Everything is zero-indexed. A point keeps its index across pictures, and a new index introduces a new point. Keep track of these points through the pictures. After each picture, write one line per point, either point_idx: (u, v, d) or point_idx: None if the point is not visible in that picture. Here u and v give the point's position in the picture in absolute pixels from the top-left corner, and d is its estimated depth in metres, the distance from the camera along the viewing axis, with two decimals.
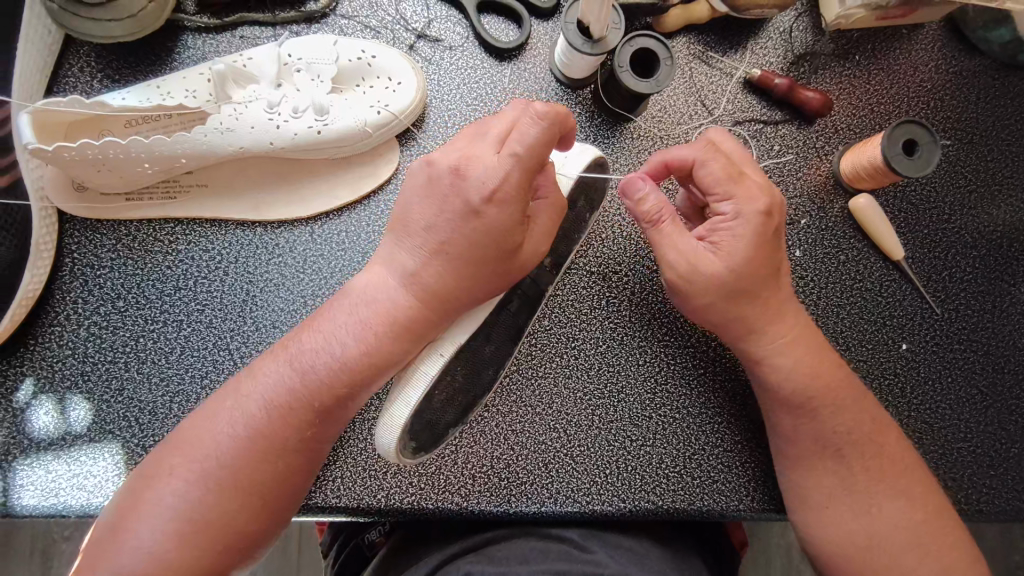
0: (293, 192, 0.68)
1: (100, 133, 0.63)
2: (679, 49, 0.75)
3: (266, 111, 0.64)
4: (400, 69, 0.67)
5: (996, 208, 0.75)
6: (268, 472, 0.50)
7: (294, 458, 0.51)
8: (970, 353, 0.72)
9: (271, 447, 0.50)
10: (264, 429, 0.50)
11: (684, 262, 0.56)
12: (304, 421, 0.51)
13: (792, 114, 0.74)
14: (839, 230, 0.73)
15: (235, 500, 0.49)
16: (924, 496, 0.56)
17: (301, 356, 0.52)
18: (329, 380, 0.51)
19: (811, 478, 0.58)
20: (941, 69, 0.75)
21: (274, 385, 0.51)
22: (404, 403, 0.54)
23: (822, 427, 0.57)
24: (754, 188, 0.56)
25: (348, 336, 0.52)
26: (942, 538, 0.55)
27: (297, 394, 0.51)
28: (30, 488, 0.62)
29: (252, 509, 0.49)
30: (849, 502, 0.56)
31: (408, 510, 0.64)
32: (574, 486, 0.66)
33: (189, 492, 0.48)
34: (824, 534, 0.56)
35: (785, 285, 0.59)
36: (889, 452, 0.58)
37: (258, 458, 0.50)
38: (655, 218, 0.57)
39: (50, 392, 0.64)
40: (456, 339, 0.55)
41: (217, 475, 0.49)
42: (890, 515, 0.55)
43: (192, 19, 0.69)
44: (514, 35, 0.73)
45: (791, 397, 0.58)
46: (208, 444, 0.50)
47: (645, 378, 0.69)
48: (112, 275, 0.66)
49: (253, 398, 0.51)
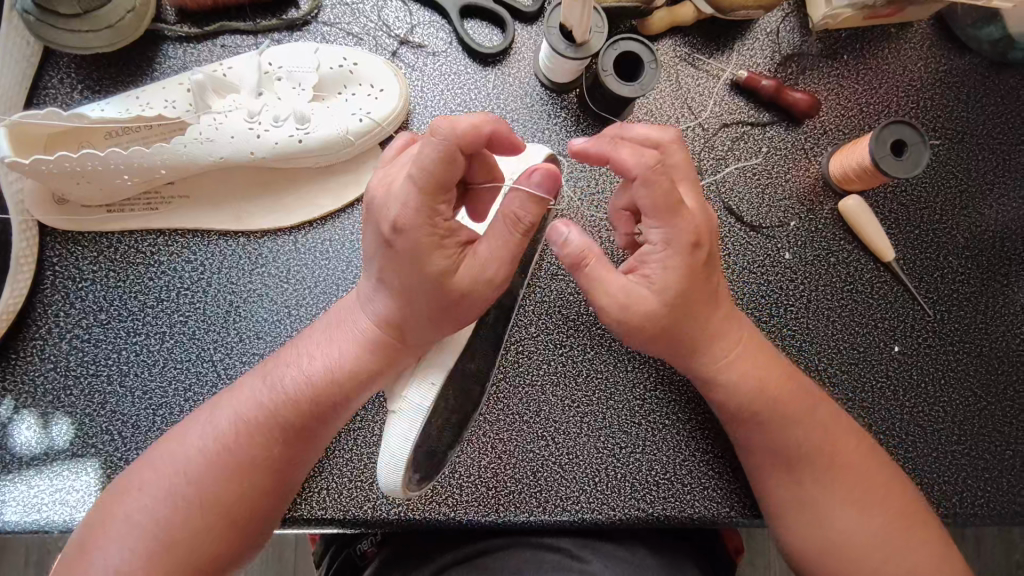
0: (277, 200, 0.68)
1: (80, 145, 0.62)
2: (664, 52, 0.74)
3: (247, 120, 0.63)
4: (383, 76, 0.67)
5: (988, 207, 0.74)
6: (235, 490, 0.49)
7: (263, 478, 0.50)
8: (963, 355, 0.71)
9: (241, 464, 0.50)
10: (233, 446, 0.50)
11: (627, 298, 0.51)
12: (278, 439, 0.51)
13: (780, 116, 0.74)
14: (829, 232, 0.72)
15: (205, 520, 0.48)
16: (907, 508, 0.55)
17: (276, 374, 0.53)
18: (299, 396, 0.51)
19: (772, 485, 0.58)
20: (930, 68, 0.75)
21: (247, 401, 0.52)
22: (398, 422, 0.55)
23: (792, 450, 0.56)
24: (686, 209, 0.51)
25: (322, 356, 0.53)
26: (928, 549, 0.54)
27: (272, 412, 0.51)
28: (12, 504, 0.61)
29: (227, 526, 0.49)
30: (818, 510, 0.55)
31: (395, 521, 0.64)
32: (563, 495, 0.65)
33: (158, 509, 0.48)
34: (793, 539, 0.56)
35: (716, 312, 0.55)
36: (871, 475, 0.56)
37: (229, 471, 0.49)
38: (579, 262, 0.52)
39: (31, 407, 0.63)
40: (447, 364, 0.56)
41: (187, 494, 0.49)
42: (862, 523, 0.54)
43: (173, 28, 0.69)
44: (498, 41, 0.72)
45: (746, 417, 0.57)
46: (179, 459, 0.50)
47: (634, 384, 0.68)
48: (94, 288, 0.66)
49: (228, 409, 0.52)
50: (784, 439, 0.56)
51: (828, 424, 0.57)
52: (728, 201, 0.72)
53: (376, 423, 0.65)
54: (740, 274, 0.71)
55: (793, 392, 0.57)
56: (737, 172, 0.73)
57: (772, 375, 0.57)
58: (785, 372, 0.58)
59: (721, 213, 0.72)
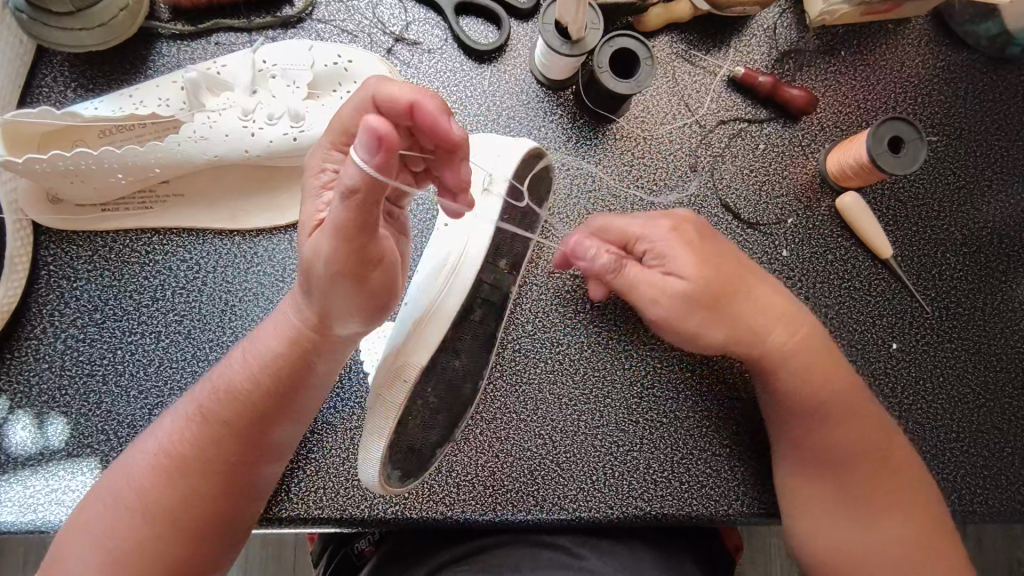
0: (272, 198, 0.68)
1: (72, 144, 0.62)
2: (661, 48, 0.74)
3: (241, 118, 0.63)
4: (377, 74, 0.66)
5: (987, 204, 0.74)
6: (174, 492, 0.51)
7: (201, 478, 0.51)
8: (961, 352, 0.71)
9: (180, 466, 0.51)
10: (172, 450, 0.51)
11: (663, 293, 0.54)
12: (212, 439, 0.52)
13: (777, 113, 0.73)
14: (827, 229, 0.72)
15: (154, 527, 0.50)
16: (931, 518, 0.57)
17: (213, 376, 0.54)
18: (228, 396, 0.52)
19: (809, 488, 0.58)
20: (928, 64, 0.74)
21: (184, 407, 0.53)
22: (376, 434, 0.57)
23: (839, 450, 0.57)
24: (668, 239, 0.55)
25: (245, 352, 0.53)
26: (952, 562, 0.55)
27: (206, 413, 0.52)
28: (8, 505, 0.61)
29: (177, 530, 0.50)
30: (854, 517, 0.56)
31: (392, 520, 0.63)
32: (561, 493, 0.65)
33: (105, 516, 0.50)
34: (821, 541, 0.57)
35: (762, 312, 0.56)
36: (903, 484, 0.57)
37: (170, 474, 0.51)
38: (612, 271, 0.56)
39: (27, 407, 0.63)
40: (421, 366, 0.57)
41: (129, 501, 0.50)
42: (891, 528, 0.55)
43: (166, 26, 0.68)
44: (494, 37, 0.72)
45: (804, 410, 0.57)
46: (127, 467, 0.52)
47: (632, 382, 0.68)
48: (89, 287, 0.65)
49: (170, 415, 0.54)
50: (832, 438, 0.57)
51: (878, 426, 0.58)
52: (726, 198, 0.72)
53: None
54: None
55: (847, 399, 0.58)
56: (734, 169, 0.72)
57: (828, 371, 0.57)
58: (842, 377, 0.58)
59: (718, 210, 0.71)
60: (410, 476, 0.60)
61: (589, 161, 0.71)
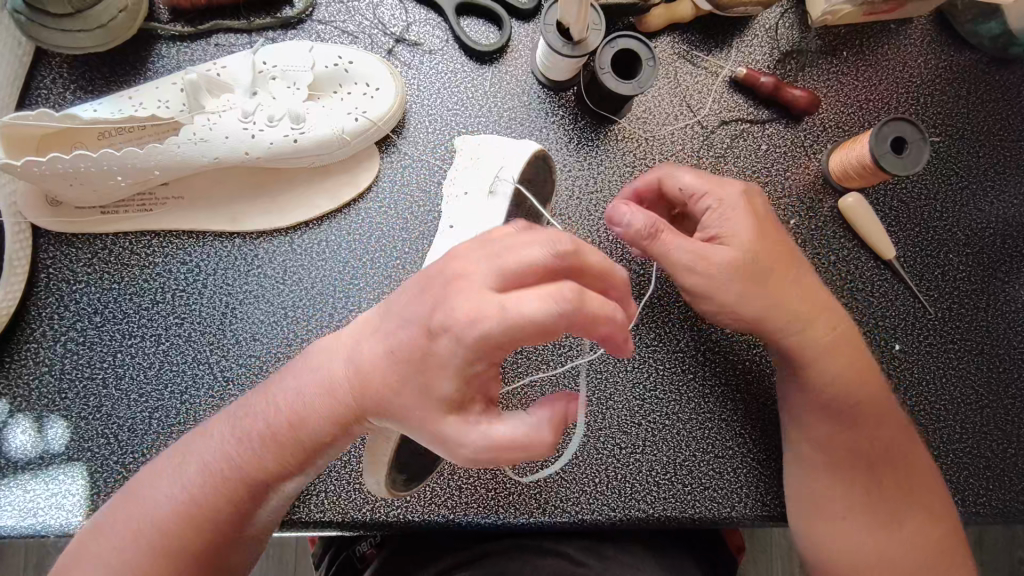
0: (272, 200, 0.67)
1: (72, 146, 0.62)
2: (663, 49, 0.73)
3: (241, 120, 0.62)
4: (378, 75, 0.66)
5: (989, 204, 0.73)
6: (204, 536, 0.49)
7: (232, 520, 0.50)
8: (964, 353, 0.71)
9: (211, 512, 0.49)
10: (203, 494, 0.49)
11: (705, 262, 0.54)
12: (246, 488, 0.50)
13: (780, 113, 0.73)
14: (829, 230, 0.72)
15: (170, 569, 0.47)
16: (948, 529, 0.57)
17: (244, 419, 0.51)
18: (266, 445, 0.49)
19: (830, 490, 0.57)
20: (931, 63, 0.74)
21: (218, 448, 0.50)
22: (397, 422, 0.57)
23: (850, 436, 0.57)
24: (720, 215, 0.56)
25: (290, 402, 0.49)
26: (969, 574, 0.55)
27: (243, 463, 0.49)
28: (8, 509, 0.60)
29: (194, 573, 0.48)
30: (877, 521, 0.56)
31: (394, 523, 0.63)
32: (564, 496, 0.65)
33: (123, 555, 0.47)
34: (836, 544, 0.56)
35: (800, 300, 0.57)
36: (912, 483, 0.57)
37: (200, 518, 0.49)
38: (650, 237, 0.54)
39: (27, 411, 0.63)
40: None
41: (152, 541, 0.48)
42: (912, 535, 0.55)
43: (166, 27, 0.68)
44: (495, 38, 0.72)
45: (828, 399, 0.58)
46: (151, 506, 0.49)
47: (634, 384, 0.68)
48: (88, 290, 0.65)
49: (200, 454, 0.51)
50: (867, 435, 0.57)
51: (894, 422, 0.58)
52: None
53: None
54: None
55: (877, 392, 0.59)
56: (736, 170, 0.72)
57: (850, 370, 0.58)
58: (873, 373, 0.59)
59: None
60: (411, 480, 0.60)
61: (591, 162, 0.71)
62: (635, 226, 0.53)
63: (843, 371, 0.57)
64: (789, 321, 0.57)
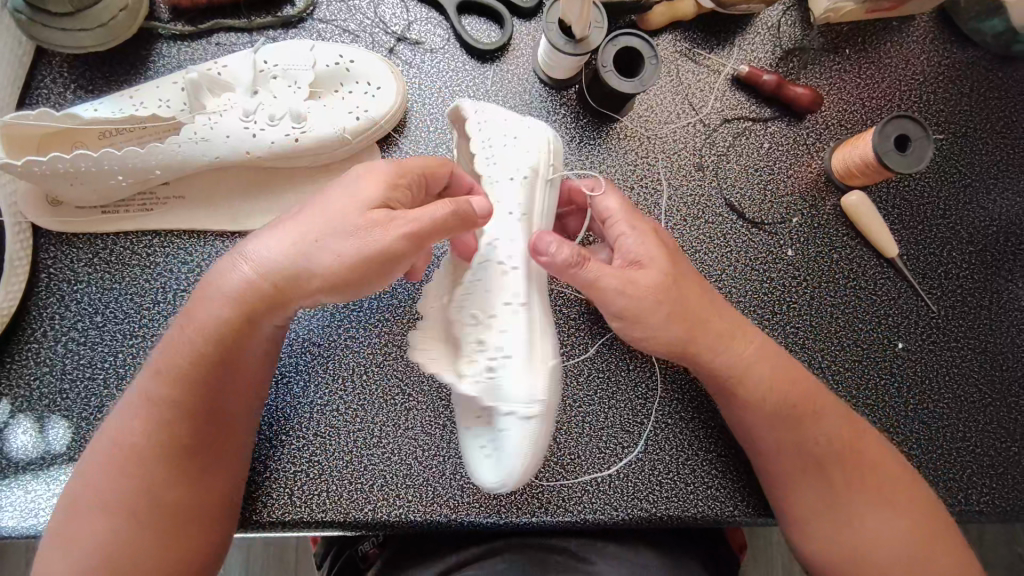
0: (272, 200, 0.67)
1: (73, 146, 0.62)
2: (665, 47, 0.73)
3: (242, 119, 0.62)
4: (379, 74, 0.66)
5: (992, 202, 0.73)
6: (169, 447, 0.52)
7: (191, 428, 0.52)
8: (967, 351, 0.71)
9: (169, 423, 0.52)
10: (156, 411, 0.52)
11: (627, 287, 0.55)
12: (191, 391, 0.53)
13: (782, 111, 0.73)
14: (832, 228, 0.71)
15: (159, 484, 0.51)
16: (931, 519, 0.57)
17: (173, 337, 0.54)
18: (199, 344, 0.53)
19: (799, 497, 0.58)
20: (933, 61, 0.74)
21: (155, 371, 0.53)
22: (496, 464, 0.52)
23: (806, 432, 0.58)
24: (635, 240, 0.58)
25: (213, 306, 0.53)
26: (962, 556, 0.56)
27: (178, 372, 0.53)
28: (9, 510, 0.60)
29: (172, 473, 0.51)
30: (851, 522, 0.57)
31: (396, 523, 0.63)
32: (566, 496, 0.64)
33: (104, 482, 0.51)
34: (829, 536, 0.57)
35: (716, 316, 0.59)
36: (886, 470, 0.59)
37: (162, 432, 0.52)
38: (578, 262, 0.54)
39: (28, 411, 0.63)
40: (535, 387, 0.51)
41: (125, 462, 0.51)
42: (891, 532, 0.56)
43: (166, 26, 0.68)
44: (496, 37, 0.72)
45: (775, 403, 0.58)
46: (115, 437, 0.52)
47: (636, 384, 0.68)
48: (89, 289, 0.65)
49: (145, 382, 0.53)
50: (812, 442, 0.58)
51: (843, 417, 0.60)
52: (731, 198, 0.71)
53: (375, 424, 0.65)
54: (742, 271, 0.70)
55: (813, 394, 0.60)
56: (739, 168, 0.72)
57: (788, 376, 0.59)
58: (804, 384, 0.60)
59: (723, 210, 0.71)
60: None
61: (593, 160, 0.71)
62: (558, 258, 0.54)
63: (766, 390, 0.58)
64: (704, 335, 0.58)
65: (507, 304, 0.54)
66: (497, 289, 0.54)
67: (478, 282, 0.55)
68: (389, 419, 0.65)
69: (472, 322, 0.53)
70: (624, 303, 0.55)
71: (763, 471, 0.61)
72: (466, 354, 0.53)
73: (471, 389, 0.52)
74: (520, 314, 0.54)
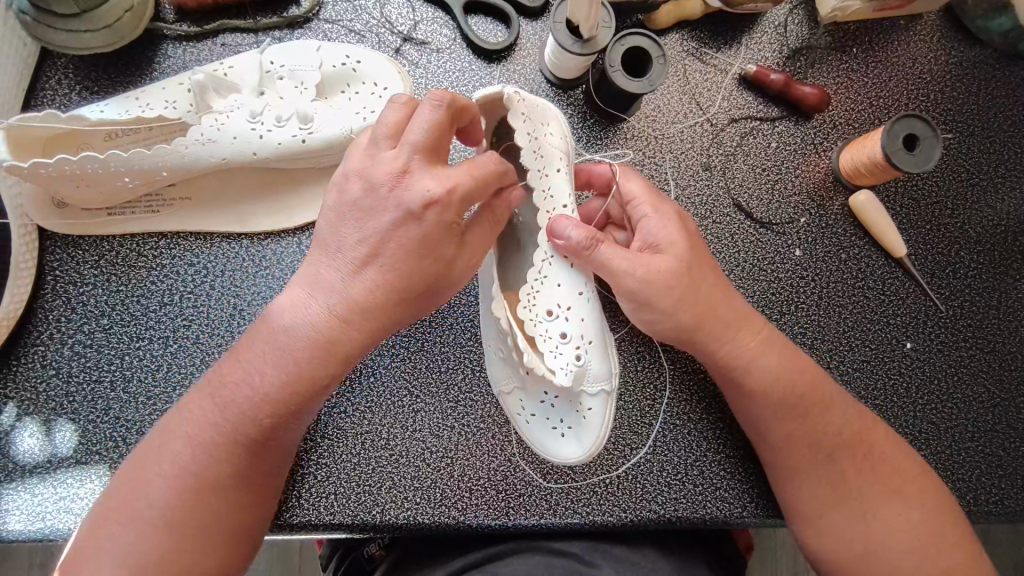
0: (278, 202, 0.67)
1: (79, 148, 0.62)
2: (671, 46, 0.73)
3: (248, 120, 0.62)
4: (385, 74, 0.65)
5: (1000, 201, 0.73)
6: (233, 469, 0.51)
7: (257, 450, 0.52)
8: (976, 351, 0.71)
9: (238, 445, 0.51)
10: (229, 429, 0.51)
11: (638, 269, 0.56)
12: (269, 420, 0.51)
13: (790, 111, 0.73)
14: (840, 228, 0.71)
15: (216, 502, 0.50)
16: (938, 507, 0.58)
17: (253, 358, 0.52)
18: (278, 375, 0.51)
19: (807, 487, 0.58)
20: (941, 61, 0.74)
21: (233, 390, 0.52)
22: (575, 442, 0.59)
23: (818, 431, 0.58)
24: (656, 223, 0.59)
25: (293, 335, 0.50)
26: (975, 555, 0.56)
27: (260, 399, 0.51)
28: (17, 512, 0.60)
29: (233, 494, 0.51)
30: (859, 512, 0.57)
31: (404, 525, 0.63)
32: (574, 497, 0.64)
33: (163, 496, 0.50)
34: (841, 535, 0.57)
35: (725, 309, 0.59)
36: (900, 467, 0.59)
37: (229, 452, 0.51)
38: (588, 247, 0.55)
39: (34, 414, 0.62)
40: (610, 366, 0.58)
41: (189, 478, 0.50)
42: (898, 521, 0.56)
43: (171, 27, 0.67)
44: (502, 36, 0.71)
45: (786, 401, 0.58)
46: (180, 447, 0.51)
47: (645, 384, 0.68)
48: (95, 292, 0.65)
49: (222, 399, 0.52)
50: (820, 429, 0.58)
51: (854, 416, 0.60)
52: (738, 198, 0.71)
53: (383, 426, 0.65)
54: (750, 271, 0.70)
55: (823, 388, 0.60)
56: (746, 168, 0.72)
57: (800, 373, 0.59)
58: (810, 372, 0.60)
59: (730, 210, 0.71)
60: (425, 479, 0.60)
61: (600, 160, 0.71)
62: (574, 240, 0.55)
63: (775, 384, 0.58)
64: (713, 329, 0.58)
65: (581, 295, 0.58)
66: (569, 282, 0.58)
67: (547, 277, 0.58)
68: (397, 422, 0.65)
69: (550, 317, 0.58)
70: (634, 284, 0.56)
71: (769, 461, 0.61)
72: (548, 347, 0.58)
73: (563, 381, 0.57)
74: (587, 304, 0.58)
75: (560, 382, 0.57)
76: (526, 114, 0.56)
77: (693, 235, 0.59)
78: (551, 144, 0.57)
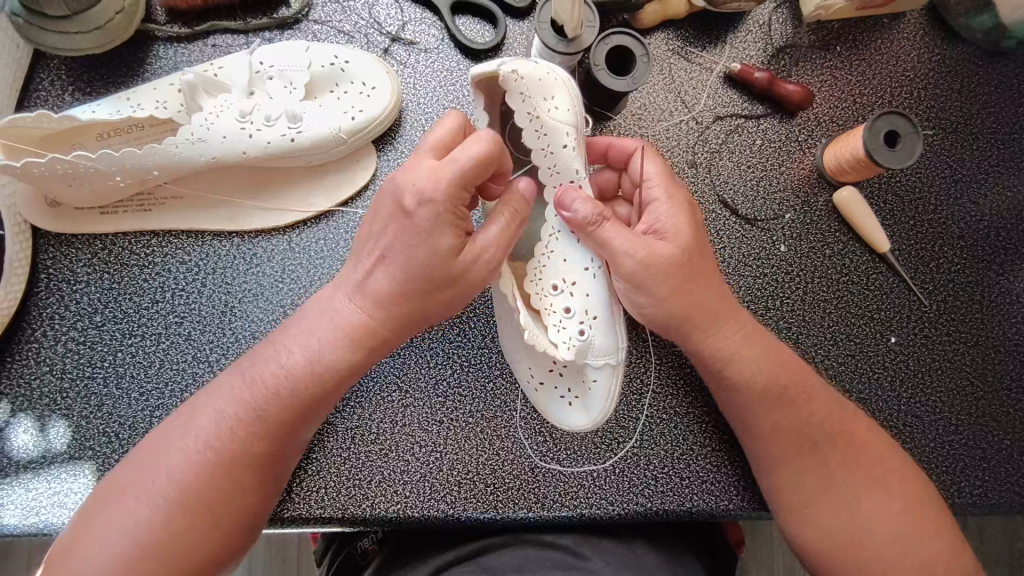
0: (268, 201, 0.67)
1: (70, 147, 0.63)
2: (657, 45, 0.74)
3: (238, 120, 0.62)
4: (374, 74, 0.67)
5: (982, 197, 0.74)
6: (254, 447, 0.53)
7: (284, 427, 0.54)
8: (959, 345, 0.71)
9: (265, 422, 0.53)
10: (259, 404, 0.53)
11: (638, 251, 0.55)
12: (298, 399, 0.54)
13: (774, 108, 0.73)
14: (824, 224, 0.72)
15: (236, 478, 0.52)
16: (922, 498, 0.59)
17: (287, 341, 0.55)
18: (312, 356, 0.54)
19: (789, 480, 0.59)
20: (923, 58, 0.75)
21: (264, 369, 0.54)
22: (582, 410, 0.60)
23: (798, 423, 0.59)
24: (664, 207, 0.58)
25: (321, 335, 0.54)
26: (953, 546, 0.57)
27: (288, 377, 0.54)
28: (11, 507, 0.61)
29: (253, 471, 0.53)
30: (842, 504, 0.58)
31: (394, 519, 0.64)
32: (563, 490, 0.65)
33: (183, 467, 0.52)
34: (823, 526, 0.58)
35: (714, 309, 0.59)
36: (881, 462, 0.60)
37: (253, 428, 0.53)
38: (592, 224, 0.55)
39: (28, 410, 0.63)
40: (616, 340, 0.58)
41: (212, 449, 0.52)
42: (881, 512, 0.57)
43: (163, 29, 0.68)
44: (489, 36, 0.72)
45: (766, 395, 0.59)
46: (206, 419, 0.54)
47: (631, 379, 0.68)
48: (88, 289, 0.65)
49: (256, 377, 0.54)
50: (806, 422, 0.59)
51: (836, 411, 0.60)
52: (724, 195, 0.72)
53: (374, 421, 0.65)
54: (736, 267, 0.71)
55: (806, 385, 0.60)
56: (731, 165, 0.73)
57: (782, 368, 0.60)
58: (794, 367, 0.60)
59: (715, 207, 0.72)
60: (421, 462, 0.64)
61: None
62: (580, 214, 0.55)
63: (758, 379, 0.59)
64: (697, 325, 0.58)
65: (587, 271, 0.58)
66: (575, 256, 0.58)
67: (553, 252, 0.59)
68: (387, 416, 0.66)
69: (555, 291, 0.58)
70: (632, 265, 0.55)
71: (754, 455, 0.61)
72: (552, 321, 0.58)
73: (566, 355, 0.57)
74: (593, 281, 0.58)
75: (563, 357, 0.57)
76: (524, 95, 0.55)
77: (700, 222, 0.59)
78: (554, 119, 0.56)
